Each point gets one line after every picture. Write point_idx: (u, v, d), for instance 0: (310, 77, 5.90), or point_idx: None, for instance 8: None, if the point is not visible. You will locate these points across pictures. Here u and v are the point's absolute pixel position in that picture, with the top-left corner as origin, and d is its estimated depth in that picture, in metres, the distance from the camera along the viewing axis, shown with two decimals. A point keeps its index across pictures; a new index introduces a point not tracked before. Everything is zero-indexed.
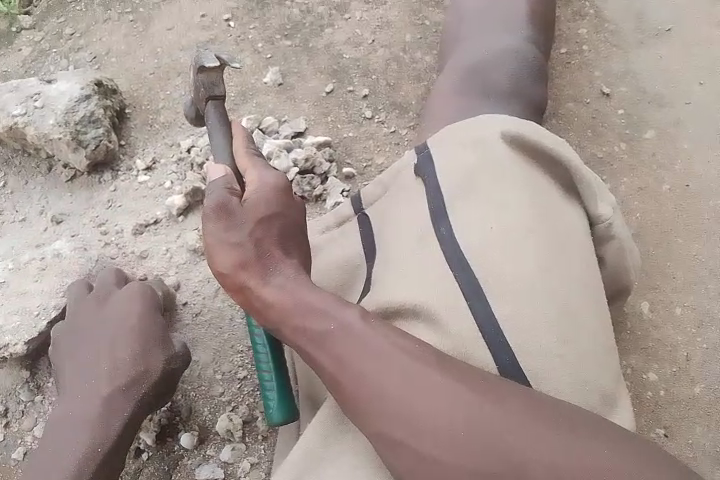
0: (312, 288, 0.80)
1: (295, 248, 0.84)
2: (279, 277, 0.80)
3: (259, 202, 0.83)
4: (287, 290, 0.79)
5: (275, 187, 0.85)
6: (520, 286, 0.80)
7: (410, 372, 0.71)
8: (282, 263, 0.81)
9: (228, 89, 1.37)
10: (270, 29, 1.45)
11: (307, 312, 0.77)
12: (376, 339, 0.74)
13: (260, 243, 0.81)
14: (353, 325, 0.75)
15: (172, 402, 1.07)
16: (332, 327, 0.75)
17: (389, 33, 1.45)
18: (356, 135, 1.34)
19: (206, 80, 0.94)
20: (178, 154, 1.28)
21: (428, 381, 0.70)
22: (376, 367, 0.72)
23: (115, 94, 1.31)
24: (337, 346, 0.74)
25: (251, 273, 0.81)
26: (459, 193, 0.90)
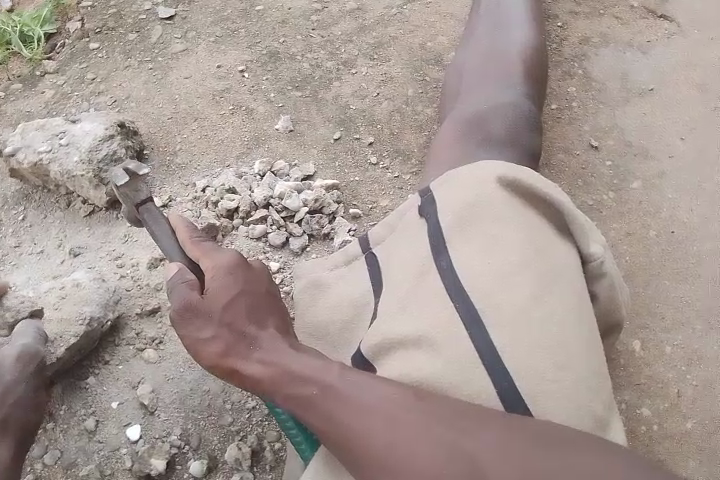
0: (290, 354, 0.85)
1: (267, 316, 0.89)
2: (258, 352, 0.85)
3: (220, 289, 0.88)
4: (268, 363, 0.84)
5: (231, 267, 0.90)
6: (515, 316, 0.87)
7: (393, 416, 0.76)
8: (261, 337, 0.86)
9: (243, 134, 1.46)
10: (282, 80, 1.55)
11: (291, 378, 0.82)
12: (357, 389, 0.79)
13: (232, 328, 0.86)
14: (332, 382, 0.80)
15: (182, 430, 1.10)
16: (315, 390, 0.80)
17: (392, 87, 1.55)
18: (362, 180, 1.42)
19: (131, 192, 1.02)
20: (194, 194, 1.35)
21: (408, 421, 0.75)
22: (360, 414, 0.77)
23: (135, 135, 1.39)
24: (323, 405, 0.79)
25: (235, 356, 0.85)
26: (458, 233, 0.97)
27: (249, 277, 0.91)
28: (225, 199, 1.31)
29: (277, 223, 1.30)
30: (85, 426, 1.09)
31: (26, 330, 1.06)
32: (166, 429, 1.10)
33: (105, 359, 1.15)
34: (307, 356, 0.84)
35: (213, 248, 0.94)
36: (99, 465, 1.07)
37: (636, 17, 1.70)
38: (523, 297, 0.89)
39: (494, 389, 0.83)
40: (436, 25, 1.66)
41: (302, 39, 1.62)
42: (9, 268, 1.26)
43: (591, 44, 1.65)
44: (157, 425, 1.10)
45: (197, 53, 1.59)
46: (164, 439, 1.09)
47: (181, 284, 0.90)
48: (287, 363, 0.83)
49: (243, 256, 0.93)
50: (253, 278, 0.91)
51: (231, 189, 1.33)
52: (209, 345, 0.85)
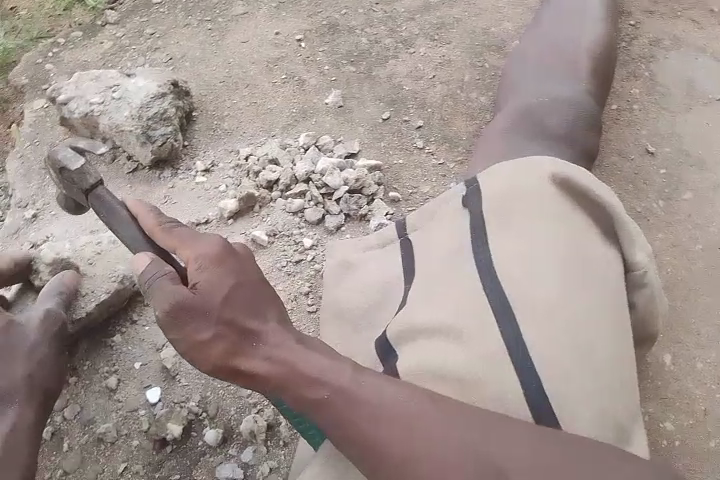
0: (295, 352, 0.80)
1: (266, 306, 0.84)
2: (265, 348, 0.81)
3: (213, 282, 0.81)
4: (276, 360, 0.80)
5: (218, 257, 0.83)
6: (550, 314, 0.83)
7: (411, 421, 0.74)
8: (263, 331, 0.82)
9: (291, 105, 1.44)
10: (338, 53, 1.52)
11: (303, 380, 0.78)
12: (370, 391, 0.76)
13: (231, 323, 0.80)
14: (343, 384, 0.77)
15: (201, 397, 1.10)
16: (327, 394, 0.77)
17: (449, 70, 1.50)
18: (405, 163, 1.38)
19: (75, 176, 1.00)
20: (236, 161, 1.35)
21: (428, 427, 0.73)
22: (377, 418, 0.75)
23: (187, 96, 1.39)
24: (336, 411, 0.76)
25: (241, 352, 0.80)
26: (500, 224, 0.94)
27: (239, 265, 0.84)
28: (266, 169, 1.30)
29: (315, 199, 1.27)
30: (107, 384, 1.11)
31: (49, 288, 1.08)
32: (185, 395, 1.10)
33: (132, 318, 1.17)
34: (314, 355, 0.81)
35: (189, 235, 0.87)
36: (116, 424, 1.08)
37: (716, 21, 1.59)
38: (561, 297, 0.84)
39: (519, 385, 0.79)
40: (502, 11, 1.59)
41: (364, 13, 1.58)
42: (51, 216, 1.28)
43: (663, 45, 1.56)
44: (176, 389, 1.11)
45: (257, 18, 1.56)
46: (182, 404, 1.10)
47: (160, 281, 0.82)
48: (296, 364, 0.79)
49: (227, 243, 0.86)
50: (243, 265, 0.84)
51: (274, 160, 1.32)
52: (213, 346, 0.79)
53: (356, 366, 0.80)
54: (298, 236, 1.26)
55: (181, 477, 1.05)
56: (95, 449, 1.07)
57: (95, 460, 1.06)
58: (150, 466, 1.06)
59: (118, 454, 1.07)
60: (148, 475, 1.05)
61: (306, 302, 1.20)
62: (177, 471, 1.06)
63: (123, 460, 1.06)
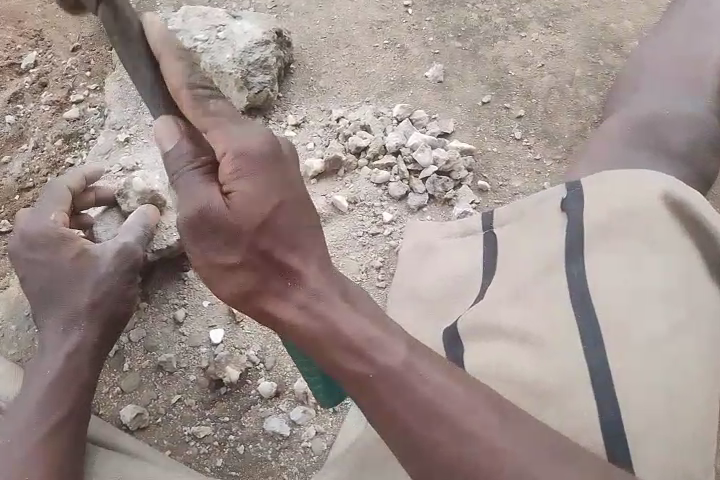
0: (336, 309, 0.73)
1: (310, 242, 0.74)
2: (300, 294, 0.73)
3: (250, 198, 0.69)
4: (313, 313, 0.72)
5: (261, 163, 0.69)
6: (640, 345, 0.79)
7: (471, 429, 0.69)
8: (305, 275, 0.73)
9: (390, 72, 1.40)
10: (445, 26, 1.46)
11: (340, 344, 0.72)
12: (427, 384, 0.71)
13: (266, 259, 0.71)
14: (395, 366, 0.71)
15: (261, 349, 1.12)
16: (370, 370, 0.71)
17: (560, 62, 1.43)
18: (499, 152, 1.33)
19: None
20: (327, 121, 1.33)
21: (491, 442, 0.69)
22: (433, 417, 0.70)
23: (288, 47, 1.37)
24: (382, 392, 0.71)
25: (271, 293, 0.73)
26: (598, 239, 0.89)
27: (284, 182, 0.71)
28: (357, 135, 1.28)
29: (402, 174, 1.25)
30: (174, 316, 1.14)
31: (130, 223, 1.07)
32: (246, 343, 1.12)
33: None
34: (357, 317, 0.73)
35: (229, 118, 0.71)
36: (177, 356, 1.11)
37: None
38: (655, 329, 0.80)
39: (596, 412, 0.77)
40: (626, 6, 1.49)
41: None
42: (141, 144, 1.30)
43: None
44: (239, 336, 1.13)
45: None
46: (242, 351, 1.11)
47: (193, 176, 0.71)
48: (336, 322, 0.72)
49: (274, 143, 0.71)
50: (288, 183, 0.71)
51: (365, 127, 1.29)
52: (235, 276, 0.72)
53: (411, 343, 0.73)
54: (378, 208, 1.24)
55: (230, 420, 1.08)
56: (154, 376, 1.10)
57: (153, 386, 1.10)
58: (202, 402, 1.09)
59: (174, 385, 1.10)
60: (199, 411, 1.08)
61: (376, 276, 1.20)
62: (227, 414, 1.08)
63: (177, 392, 1.09)
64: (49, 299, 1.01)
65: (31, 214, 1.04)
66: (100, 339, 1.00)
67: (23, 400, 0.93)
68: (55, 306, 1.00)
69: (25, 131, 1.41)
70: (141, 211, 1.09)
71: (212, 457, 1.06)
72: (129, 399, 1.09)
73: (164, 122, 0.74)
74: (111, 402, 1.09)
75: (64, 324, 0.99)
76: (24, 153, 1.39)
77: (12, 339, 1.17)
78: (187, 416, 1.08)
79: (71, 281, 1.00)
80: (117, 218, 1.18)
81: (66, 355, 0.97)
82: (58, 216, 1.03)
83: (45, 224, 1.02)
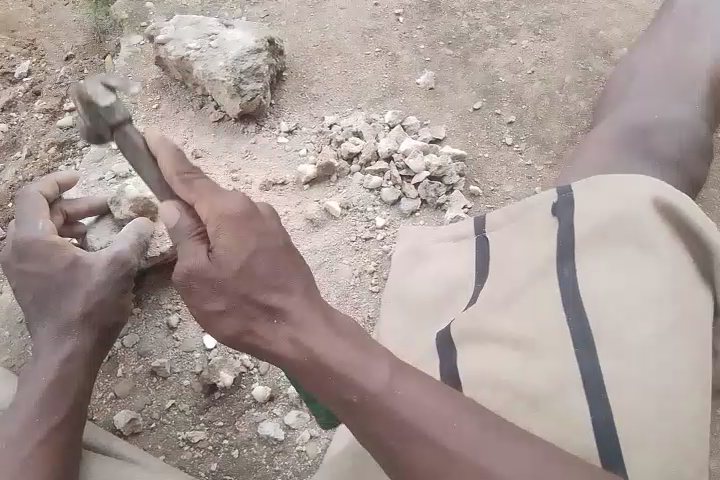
0: (319, 335, 0.73)
1: (290, 276, 0.74)
2: (286, 325, 0.73)
3: (232, 250, 0.72)
4: (301, 345, 0.72)
5: (241, 220, 0.73)
6: (632, 347, 0.80)
7: (451, 450, 0.69)
8: (286, 307, 0.74)
9: (382, 79, 1.41)
10: (435, 34, 1.48)
11: (334, 377, 0.71)
12: (408, 406, 0.70)
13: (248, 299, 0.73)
14: (376, 390, 0.71)
15: (255, 353, 1.12)
16: (353, 396, 0.71)
17: (549, 69, 1.45)
18: (490, 157, 1.35)
19: None
20: (320, 128, 1.34)
21: (472, 460, 0.68)
22: (414, 439, 0.69)
23: (280, 55, 1.38)
24: (363, 417, 0.71)
25: (257, 324, 0.73)
26: (589, 244, 0.90)
27: (259, 231, 0.73)
28: (349, 141, 1.29)
29: (394, 180, 1.26)
30: (168, 321, 1.14)
31: (131, 228, 1.08)
32: (240, 348, 1.12)
33: None
34: (338, 340, 0.74)
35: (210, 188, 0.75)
36: (170, 361, 1.11)
37: None
38: (647, 331, 0.81)
39: (589, 416, 0.77)
40: (613, 15, 1.52)
41: None
42: None
43: None
44: (232, 340, 1.13)
45: None
46: (236, 355, 1.12)
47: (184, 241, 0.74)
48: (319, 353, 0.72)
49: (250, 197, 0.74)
50: (266, 228, 0.74)
51: (358, 132, 1.30)
52: (223, 317, 0.72)
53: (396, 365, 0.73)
54: (371, 214, 1.25)
55: (224, 425, 1.07)
56: (147, 381, 1.10)
57: (146, 391, 1.10)
58: (196, 408, 1.08)
59: (168, 390, 1.10)
60: (192, 416, 1.08)
61: (369, 281, 1.20)
62: (221, 419, 1.08)
63: (171, 397, 1.09)
64: (43, 306, 1.00)
65: (19, 224, 1.03)
66: (93, 345, 1.00)
67: (16, 407, 0.92)
68: (48, 312, 1.00)
69: (18, 139, 1.42)
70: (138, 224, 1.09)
71: (205, 462, 1.05)
72: (122, 405, 1.09)
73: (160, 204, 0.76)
74: (104, 407, 1.08)
75: (57, 332, 0.98)
76: (17, 161, 1.39)
77: (5, 345, 1.16)
78: (181, 421, 1.08)
79: (63, 288, 0.99)
80: (110, 226, 1.18)
81: (60, 361, 0.97)
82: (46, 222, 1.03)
83: (35, 231, 1.01)
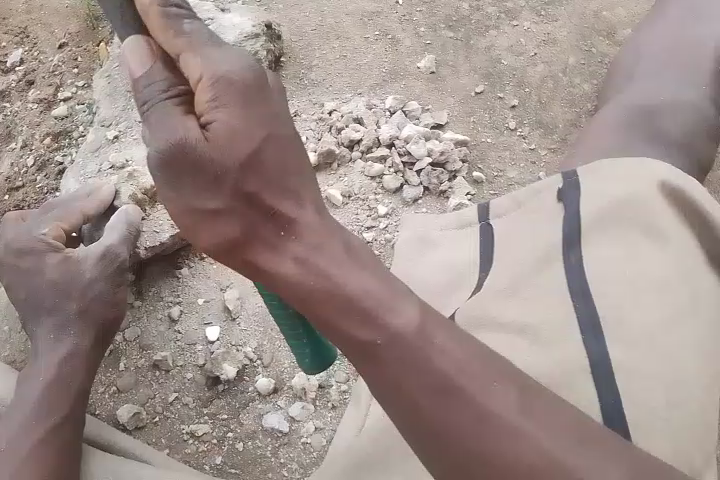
0: (333, 259, 0.67)
1: (303, 184, 0.68)
2: (299, 247, 0.67)
3: (229, 125, 0.63)
4: (307, 264, 0.66)
5: (247, 90, 0.64)
6: (638, 335, 0.79)
7: (491, 411, 0.62)
8: (297, 220, 0.67)
9: (382, 64, 1.39)
10: (436, 16, 1.45)
11: (343, 304, 0.65)
12: (444, 355, 0.64)
13: (255, 204, 0.66)
14: (409, 333, 0.64)
15: (258, 345, 1.11)
16: (378, 338, 0.64)
17: (552, 51, 1.42)
18: (493, 143, 1.33)
19: None
20: (319, 114, 1.31)
21: (511, 423, 0.61)
22: (443, 390, 0.63)
23: (279, 40, 1.35)
24: (388, 363, 0.64)
25: (264, 243, 0.67)
26: (595, 230, 0.88)
27: (267, 114, 0.65)
28: (350, 128, 1.27)
29: (396, 166, 1.24)
30: (169, 314, 1.13)
31: (115, 220, 1.05)
32: (242, 340, 1.11)
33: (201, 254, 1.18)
34: (363, 277, 0.66)
35: (205, 40, 0.65)
36: (172, 354, 1.10)
37: None
38: (653, 318, 0.80)
39: (598, 403, 0.75)
40: None
41: None
42: (131, 140, 1.27)
43: None
44: (235, 332, 1.12)
45: None
46: (239, 347, 1.11)
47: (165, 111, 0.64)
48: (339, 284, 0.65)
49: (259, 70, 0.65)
50: (275, 117, 0.66)
51: (358, 119, 1.28)
52: (220, 227, 0.66)
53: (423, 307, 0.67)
54: (373, 202, 1.23)
55: (228, 417, 1.07)
56: (150, 374, 1.09)
57: (148, 384, 1.09)
58: (200, 400, 1.08)
59: (171, 383, 1.09)
60: (196, 409, 1.07)
61: None
62: (225, 411, 1.07)
63: (174, 390, 1.08)
64: (41, 305, 0.99)
65: (19, 227, 1.04)
66: (93, 342, 0.99)
67: (17, 406, 0.92)
68: (46, 310, 0.99)
69: (13, 129, 1.39)
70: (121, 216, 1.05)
71: (210, 455, 1.05)
72: (125, 399, 1.08)
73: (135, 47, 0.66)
74: (107, 402, 1.08)
75: (57, 330, 0.98)
76: (12, 152, 1.37)
77: (4, 340, 1.15)
78: (184, 415, 1.07)
79: (62, 286, 0.99)
80: None
81: (60, 359, 0.96)
82: (50, 228, 1.03)
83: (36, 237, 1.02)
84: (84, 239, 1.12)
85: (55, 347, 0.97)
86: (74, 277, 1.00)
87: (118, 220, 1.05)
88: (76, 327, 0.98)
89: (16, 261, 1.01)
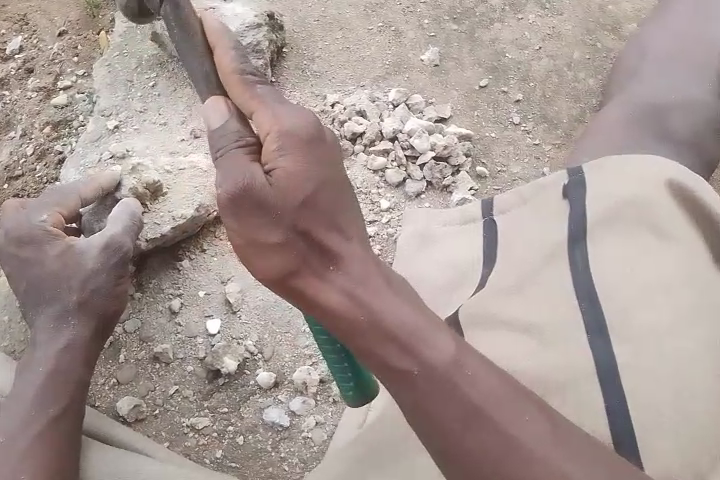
0: (375, 290, 0.68)
1: (349, 221, 0.69)
2: (342, 279, 0.68)
3: (291, 173, 0.65)
4: (352, 296, 0.68)
5: (310, 139, 0.66)
6: (644, 335, 0.78)
7: (517, 438, 0.66)
8: (343, 253, 0.68)
9: (386, 56, 1.37)
10: (440, 8, 1.43)
11: (383, 333, 0.68)
12: (476, 386, 0.67)
13: (308, 240, 0.66)
14: (446, 363, 0.68)
15: (258, 339, 1.11)
16: (415, 367, 0.67)
17: (557, 45, 1.41)
18: (497, 137, 1.32)
19: None
20: (322, 106, 1.30)
21: (534, 450, 0.66)
22: (474, 418, 0.66)
23: (281, 30, 1.34)
24: (423, 389, 0.67)
25: (309, 272, 0.67)
26: (601, 229, 0.87)
27: (324, 160, 0.67)
28: (353, 120, 1.26)
29: (399, 160, 1.23)
30: (170, 306, 1.12)
31: (118, 211, 1.03)
32: (243, 333, 1.11)
33: (202, 246, 1.17)
34: (401, 306, 0.69)
35: (274, 98, 0.68)
36: (173, 347, 1.10)
37: None
38: (659, 319, 0.79)
39: (602, 404, 0.76)
40: None
41: None
42: (131, 131, 1.25)
43: None
44: (236, 325, 1.11)
45: None
46: (240, 341, 1.10)
47: (233, 158, 0.65)
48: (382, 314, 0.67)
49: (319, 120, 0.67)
50: (330, 162, 0.67)
51: (361, 112, 1.27)
52: (269, 257, 0.66)
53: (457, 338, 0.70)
54: (375, 196, 1.22)
55: (228, 411, 1.06)
56: (150, 367, 1.09)
57: (149, 377, 1.08)
58: (200, 394, 1.07)
59: (171, 376, 1.08)
60: (196, 402, 1.07)
61: None
62: (225, 405, 1.07)
63: (174, 383, 1.08)
64: (41, 297, 0.98)
65: (18, 213, 1.02)
66: (93, 335, 0.99)
67: (16, 398, 0.91)
68: (45, 302, 0.98)
69: (12, 118, 1.38)
70: (124, 206, 1.04)
71: (210, 448, 1.05)
72: (125, 391, 1.08)
73: (211, 104, 0.69)
74: (106, 394, 1.07)
75: (57, 322, 0.97)
76: (12, 141, 1.35)
77: (3, 331, 1.14)
78: (184, 408, 1.07)
79: (61, 278, 0.98)
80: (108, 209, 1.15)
81: (60, 351, 0.95)
82: (50, 216, 1.01)
83: (35, 226, 1.00)
84: (84, 231, 1.12)
85: (54, 340, 0.96)
86: (74, 269, 0.99)
87: (120, 210, 1.03)
88: (76, 320, 0.97)
89: (16, 251, 1.00)
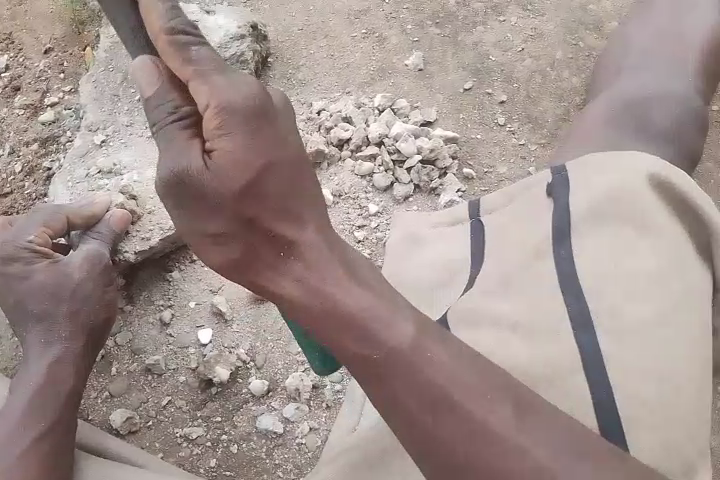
0: (331, 274, 0.66)
1: (308, 205, 0.66)
2: (297, 264, 0.66)
3: (230, 153, 0.62)
4: (308, 284, 0.66)
5: (248, 120, 0.62)
6: (631, 329, 0.79)
7: (480, 420, 0.63)
8: (298, 240, 0.66)
9: (370, 62, 1.38)
10: (423, 13, 1.44)
11: (342, 321, 0.65)
12: (438, 369, 0.64)
13: (258, 227, 0.65)
14: (404, 347, 0.65)
15: (250, 347, 1.11)
16: (377, 353, 0.65)
17: (540, 46, 1.42)
18: (483, 138, 1.33)
19: None
20: (308, 114, 1.31)
21: (501, 435, 0.63)
22: (438, 406, 0.63)
23: (265, 40, 1.35)
24: (386, 377, 0.64)
25: (263, 263, 0.66)
26: (586, 225, 0.87)
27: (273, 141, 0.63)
28: (339, 127, 1.26)
29: (385, 165, 1.24)
30: (160, 317, 1.12)
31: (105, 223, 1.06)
32: (235, 342, 1.11)
33: (191, 256, 1.17)
34: (359, 292, 0.66)
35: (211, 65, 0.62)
36: (165, 358, 1.10)
37: None
38: (645, 313, 0.79)
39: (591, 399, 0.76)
40: None
41: None
42: (118, 145, 1.26)
43: None
44: (227, 335, 1.11)
45: None
46: (232, 350, 1.10)
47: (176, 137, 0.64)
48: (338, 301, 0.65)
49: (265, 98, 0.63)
50: (276, 142, 0.63)
51: (347, 117, 1.28)
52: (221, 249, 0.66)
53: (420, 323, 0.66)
54: (364, 200, 1.23)
55: (221, 420, 1.07)
56: (142, 379, 1.09)
57: (141, 389, 1.09)
58: (193, 404, 1.08)
59: (163, 387, 1.08)
60: (190, 412, 1.07)
61: None
62: (218, 414, 1.07)
63: (166, 393, 1.08)
64: (31, 312, 0.99)
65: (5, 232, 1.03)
66: (83, 348, 0.99)
67: (9, 412, 0.91)
68: (36, 316, 0.99)
69: None
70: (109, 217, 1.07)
71: (205, 458, 1.05)
72: (118, 403, 1.08)
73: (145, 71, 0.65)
74: (99, 407, 1.08)
75: (51, 337, 0.98)
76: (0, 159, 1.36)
77: None
78: (178, 418, 1.07)
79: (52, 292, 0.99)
80: None
81: (51, 363, 0.96)
82: (37, 235, 1.01)
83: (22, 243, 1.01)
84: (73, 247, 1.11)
85: (45, 354, 0.96)
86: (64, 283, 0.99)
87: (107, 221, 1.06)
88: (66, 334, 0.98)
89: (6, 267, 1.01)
